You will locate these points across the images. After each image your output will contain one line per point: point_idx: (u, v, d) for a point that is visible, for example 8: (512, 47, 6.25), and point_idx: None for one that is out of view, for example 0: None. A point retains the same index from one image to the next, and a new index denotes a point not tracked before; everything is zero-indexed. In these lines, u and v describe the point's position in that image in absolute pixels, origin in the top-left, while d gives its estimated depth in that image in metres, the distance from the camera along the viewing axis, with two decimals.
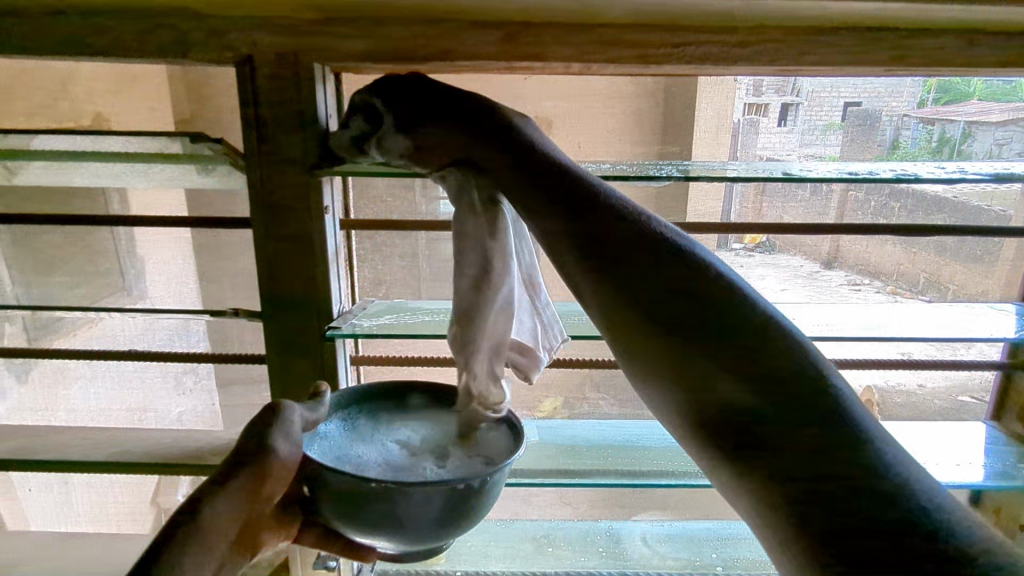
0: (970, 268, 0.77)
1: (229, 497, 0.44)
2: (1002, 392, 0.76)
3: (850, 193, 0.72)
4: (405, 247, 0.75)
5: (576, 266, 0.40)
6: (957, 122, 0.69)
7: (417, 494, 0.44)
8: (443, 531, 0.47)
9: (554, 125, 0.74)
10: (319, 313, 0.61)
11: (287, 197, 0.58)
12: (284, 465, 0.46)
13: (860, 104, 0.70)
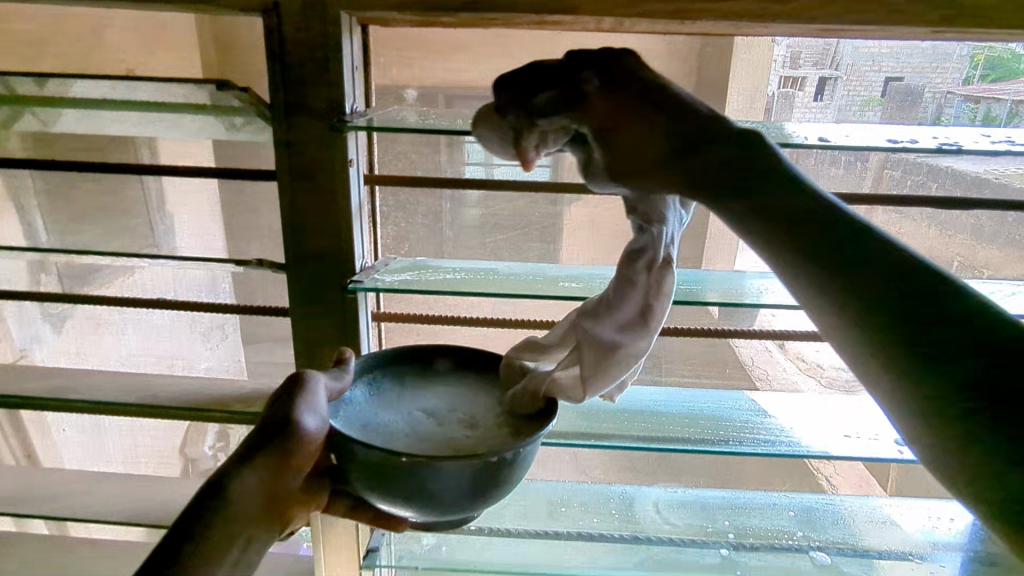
0: (1010, 254, 0.73)
1: (254, 473, 0.48)
2: None
3: (885, 173, 0.69)
4: (428, 206, 0.74)
5: (803, 273, 0.40)
6: (1003, 101, 0.65)
7: (449, 468, 0.46)
8: (475, 502, 0.49)
9: None
10: (342, 269, 0.60)
11: (312, 147, 0.56)
12: (308, 441, 0.49)
13: (902, 79, 0.66)
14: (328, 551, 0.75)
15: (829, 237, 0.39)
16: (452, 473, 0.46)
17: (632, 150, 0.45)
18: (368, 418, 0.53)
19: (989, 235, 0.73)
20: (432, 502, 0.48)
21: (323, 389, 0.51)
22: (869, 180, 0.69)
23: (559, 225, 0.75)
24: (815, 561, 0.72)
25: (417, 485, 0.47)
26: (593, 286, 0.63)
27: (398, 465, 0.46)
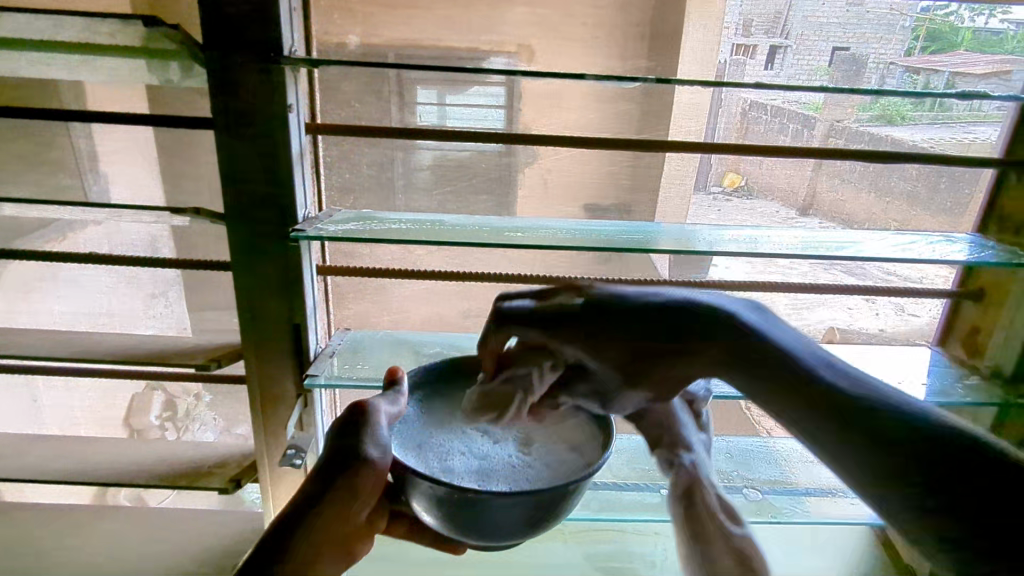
0: (939, 218, 0.76)
1: (321, 512, 0.51)
2: (949, 320, 0.75)
3: (829, 141, 0.71)
4: (374, 155, 0.74)
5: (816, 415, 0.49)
6: (942, 73, 0.66)
7: (509, 504, 0.47)
8: (525, 533, 0.51)
9: (537, 51, 0.71)
10: (283, 218, 0.58)
11: (249, 90, 0.54)
12: (375, 476, 0.52)
13: (848, 49, 0.68)
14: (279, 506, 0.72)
15: (810, 375, 0.50)
16: (508, 508, 0.47)
17: (665, 376, 0.54)
18: (424, 441, 0.58)
19: (926, 201, 0.76)
20: (488, 530, 0.50)
21: (384, 417, 0.54)
22: (817, 142, 0.71)
23: (515, 176, 0.79)
24: (747, 497, 0.75)
25: (475, 517, 0.48)
26: (539, 235, 0.64)
27: (458, 501, 0.47)
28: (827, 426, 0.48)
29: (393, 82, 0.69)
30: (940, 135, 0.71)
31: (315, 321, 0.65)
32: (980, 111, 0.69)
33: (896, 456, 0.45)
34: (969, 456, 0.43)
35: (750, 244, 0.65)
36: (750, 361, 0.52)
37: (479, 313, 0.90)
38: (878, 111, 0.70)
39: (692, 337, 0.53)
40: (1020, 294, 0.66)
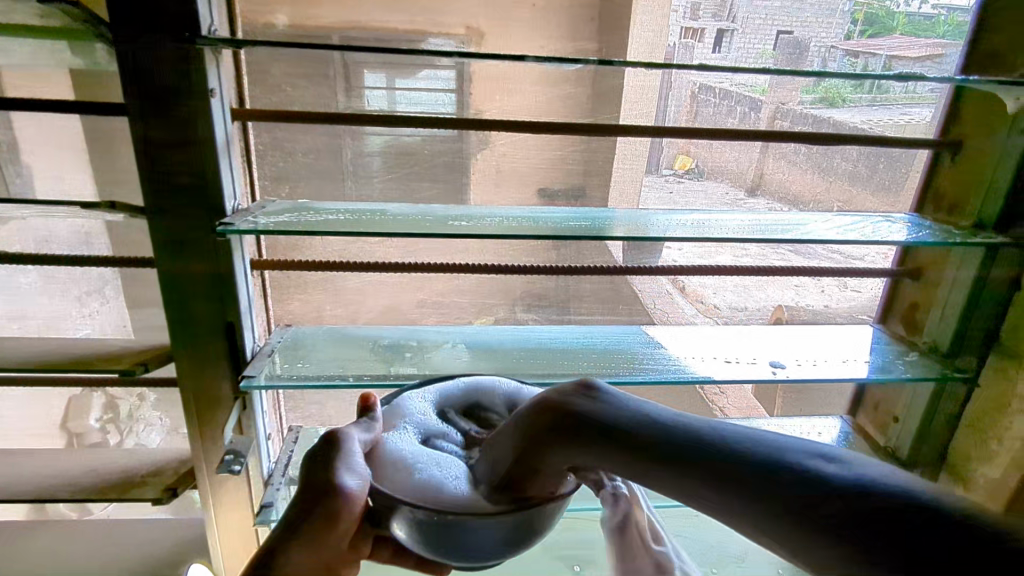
0: (878, 197, 0.77)
1: (303, 543, 0.44)
2: (890, 298, 0.77)
3: (774, 123, 0.72)
4: (309, 142, 0.71)
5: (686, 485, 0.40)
6: (879, 56, 0.67)
7: (486, 524, 0.44)
8: (507, 551, 0.48)
9: (485, 39, 0.69)
10: (209, 210, 0.55)
11: (163, 73, 0.50)
12: (354, 501, 0.45)
13: (792, 32, 0.68)
14: (220, 512, 0.69)
15: (713, 453, 0.40)
16: (487, 528, 0.44)
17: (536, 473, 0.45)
18: None
19: (865, 179, 0.77)
20: (466, 552, 0.46)
21: (357, 445, 0.48)
22: (763, 126, 0.71)
23: (467, 162, 0.77)
24: None
25: (453, 541, 0.45)
26: (481, 224, 0.62)
27: (438, 523, 0.44)
28: (746, 512, 0.37)
29: (337, 64, 0.66)
30: (881, 115, 0.70)
31: (250, 320, 0.62)
32: (915, 94, 0.68)
33: (817, 541, 0.34)
34: (908, 517, 0.32)
35: (698, 229, 0.65)
36: (649, 454, 0.41)
37: (432, 304, 0.88)
38: (821, 93, 0.71)
39: (582, 435, 0.44)
40: (955, 270, 0.67)
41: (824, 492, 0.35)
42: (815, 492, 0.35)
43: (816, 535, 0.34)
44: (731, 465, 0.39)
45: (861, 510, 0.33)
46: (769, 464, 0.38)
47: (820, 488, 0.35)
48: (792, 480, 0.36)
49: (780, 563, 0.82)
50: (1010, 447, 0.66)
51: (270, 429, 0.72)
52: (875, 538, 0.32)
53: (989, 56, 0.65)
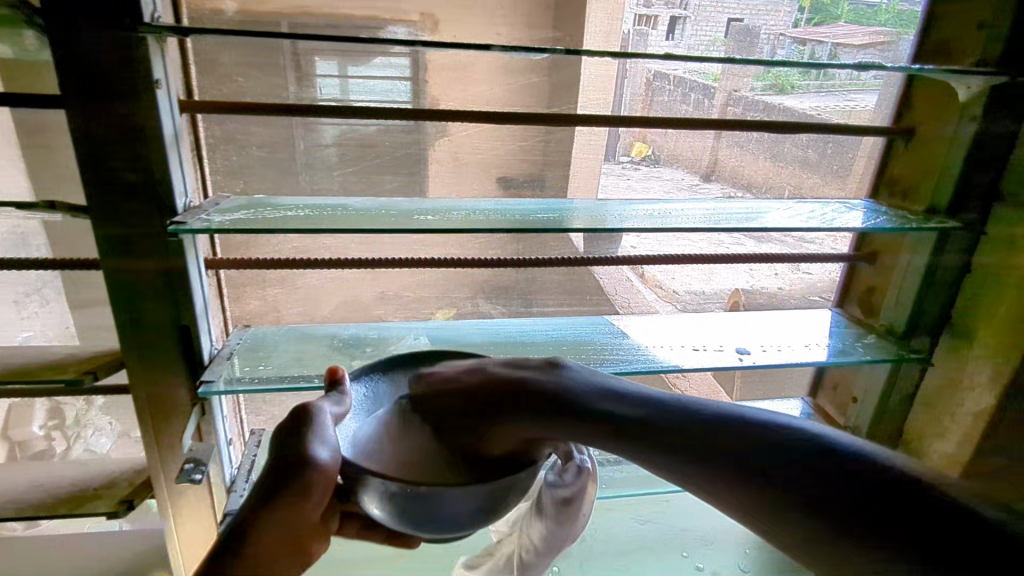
0: (826, 179, 0.79)
1: (271, 516, 0.43)
2: (847, 281, 0.80)
3: (727, 110, 0.72)
4: (265, 135, 0.68)
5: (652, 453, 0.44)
6: (824, 43, 0.67)
7: (463, 492, 0.44)
8: (480, 523, 0.48)
9: (440, 28, 0.67)
10: (159, 209, 0.52)
11: (105, 63, 0.47)
12: (325, 472, 0.44)
13: (742, 20, 0.69)
14: (181, 522, 0.66)
15: (681, 425, 0.44)
16: (463, 498, 0.45)
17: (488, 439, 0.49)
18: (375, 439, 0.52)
19: (815, 165, 0.78)
20: (440, 526, 0.46)
21: (329, 417, 0.47)
22: (716, 113, 0.72)
23: (424, 153, 0.76)
24: None
25: (428, 514, 0.45)
26: (448, 218, 0.61)
27: (411, 498, 0.43)
28: (717, 478, 0.41)
29: (289, 54, 0.64)
30: (826, 102, 0.72)
31: (207, 322, 0.60)
32: (861, 80, 0.70)
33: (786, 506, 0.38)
34: (868, 485, 0.37)
35: (659, 220, 0.65)
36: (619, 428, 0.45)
37: (393, 298, 0.87)
38: (770, 80, 0.71)
39: (544, 406, 0.48)
40: (909, 256, 0.69)
41: (790, 462, 0.39)
42: (783, 463, 0.39)
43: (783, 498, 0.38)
44: (701, 437, 0.42)
45: (825, 480, 0.38)
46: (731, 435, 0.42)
47: (771, 453, 0.40)
48: (759, 451, 0.40)
49: (747, 542, 0.84)
50: (960, 423, 0.69)
51: (231, 434, 0.69)
52: (842, 506, 0.36)
53: (940, 45, 0.66)
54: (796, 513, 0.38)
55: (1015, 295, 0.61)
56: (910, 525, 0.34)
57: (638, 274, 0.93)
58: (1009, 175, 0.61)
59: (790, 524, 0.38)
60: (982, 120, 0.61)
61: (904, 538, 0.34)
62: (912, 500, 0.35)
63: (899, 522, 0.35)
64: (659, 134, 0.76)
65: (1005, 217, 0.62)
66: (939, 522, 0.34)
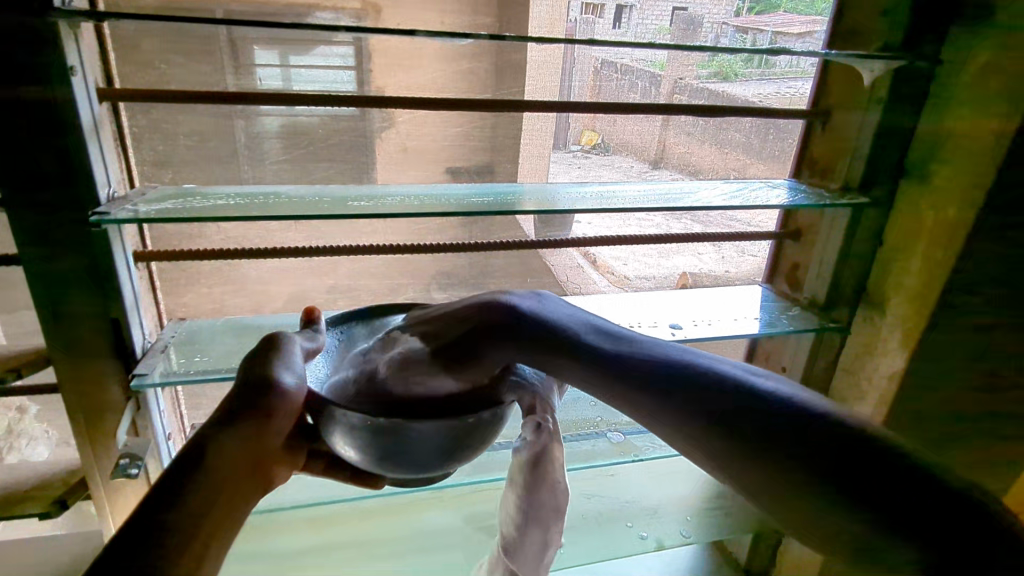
0: (771, 165, 0.82)
1: (238, 434, 0.41)
2: (775, 257, 0.83)
3: (674, 97, 0.74)
4: (191, 123, 0.67)
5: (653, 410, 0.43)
6: (765, 32, 0.71)
7: (431, 430, 0.42)
8: (451, 463, 0.46)
9: (382, 15, 0.67)
10: (80, 200, 0.50)
11: (11, 49, 0.45)
12: (290, 399, 0.43)
13: (686, 9, 0.71)
14: (120, 520, 0.65)
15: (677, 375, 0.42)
16: (431, 437, 0.42)
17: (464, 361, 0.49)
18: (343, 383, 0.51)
19: (757, 150, 0.81)
20: (408, 466, 0.44)
21: (299, 349, 0.47)
22: (663, 100, 0.73)
23: (369, 142, 0.75)
24: (611, 440, 0.79)
25: (395, 451, 0.43)
26: (383, 204, 0.61)
27: (375, 431, 0.42)
28: (708, 429, 0.40)
29: (226, 43, 0.64)
30: (768, 89, 0.76)
31: (138, 315, 0.58)
32: (798, 67, 0.74)
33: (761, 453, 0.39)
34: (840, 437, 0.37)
35: (605, 200, 0.67)
36: (598, 366, 0.45)
37: (339, 290, 0.87)
38: (714, 68, 0.74)
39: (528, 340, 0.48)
40: (828, 234, 0.73)
41: (768, 412, 0.39)
42: (760, 412, 0.39)
43: (756, 448, 0.39)
44: (676, 380, 0.42)
45: (804, 431, 0.38)
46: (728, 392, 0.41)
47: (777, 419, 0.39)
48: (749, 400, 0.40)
49: (688, 513, 0.88)
50: (877, 386, 0.73)
51: (170, 430, 0.68)
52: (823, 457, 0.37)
53: (849, 31, 0.68)
54: (770, 460, 0.38)
55: (921, 264, 0.65)
56: (872, 479, 0.36)
57: (589, 258, 0.91)
58: (914, 150, 0.66)
59: (761, 467, 0.39)
60: (886, 102, 0.64)
61: (870, 492, 0.36)
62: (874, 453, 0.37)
63: (863, 475, 0.36)
64: (604, 120, 0.78)
65: (910, 191, 0.66)
66: (899, 475, 0.36)
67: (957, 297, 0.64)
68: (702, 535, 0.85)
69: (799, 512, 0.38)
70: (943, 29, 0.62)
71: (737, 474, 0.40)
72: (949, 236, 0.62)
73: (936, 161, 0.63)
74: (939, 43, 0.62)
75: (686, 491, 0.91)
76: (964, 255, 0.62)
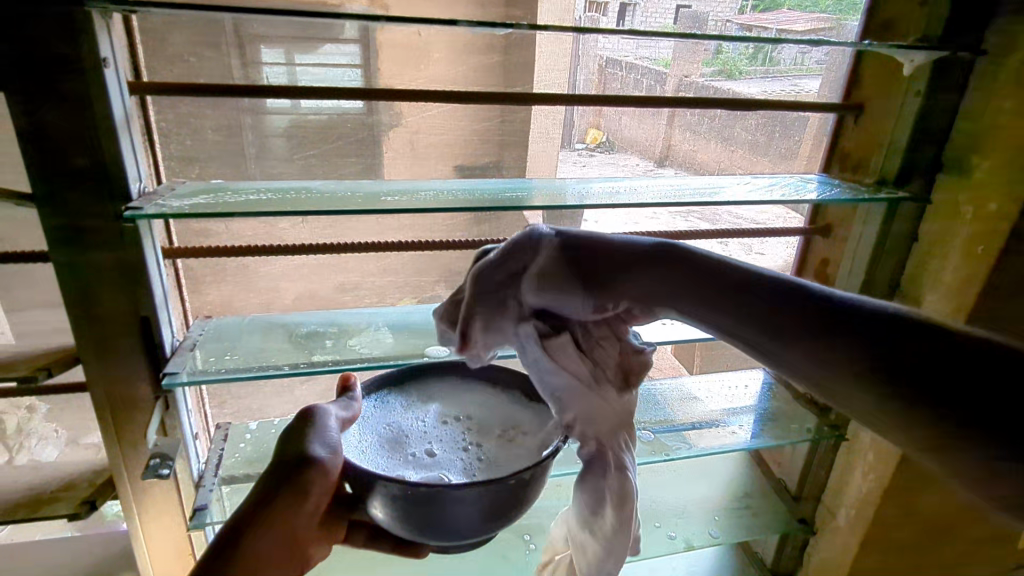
0: (778, 164, 0.82)
1: (276, 507, 0.46)
2: (803, 256, 0.83)
3: (680, 95, 0.72)
4: (219, 118, 0.66)
5: (781, 342, 0.44)
6: (771, 29, 0.70)
7: (470, 494, 0.43)
8: (492, 522, 0.47)
9: (391, 11, 0.66)
10: (114, 194, 0.49)
11: (46, 39, 0.44)
12: (327, 474, 0.47)
13: (690, 6, 0.70)
14: (147, 519, 0.64)
15: (806, 309, 0.43)
16: (471, 500, 0.44)
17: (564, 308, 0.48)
18: (378, 445, 0.52)
19: (765, 147, 0.81)
20: (442, 531, 0.46)
21: (335, 421, 0.50)
22: (668, 96, 0.72)
23: (376, 139, 0.74)
24: (641, 439, 0.77)
25: (435, 515, 0.45)
26: (417, 198, 0.61)
27: (414, 497, 0.44)
28: (842, 363, 0.42)
29: (232, 34, 0.62)
30: (774, 86, 0.75)
31: (167, 312, 0.57)
32: (804, 64, 0.74)
33: (864, 365, 0.41)
34: (940, 343, 0.39)
35: (613, 196, 0.66)
36: (767, 319, 0.44)
37: (356, 288, 0.86)
38: (720, 66, 0.73)
39: (701, 287, 0.46)
40: (861, 227, 0.72)
41: (878, 329, 0.41)
42: (870, 335, 0.41)
43: (863, 363, 0.41)
44: (798, 317, 0.43)
45: (902, 338, 0.40)
46: (861, 326, 0.41)
47: (907, 347, 0.39)
48: (885, 334, 0.40)
49: (708, 511, 0.88)
50: None
51: (196, 429, 0.67)
52: (948, 388, 0.38)
53: (885, 23, 0.68)
54: (906, 404, 0.40)
55: (961, 261, 0.65)
56: (975, 389, 0.37)
57: None
58: (952, 145, 0.65)
59: (895, 406, 0.40)
60: (926, 95, 0.63)
61: (974, 410, 0.37)
62: (967, 351, 0.38)
63: (964, 385, 0.37)
64: (610, 114, 0.77)
65: (950, 188, 0.65)
66: None
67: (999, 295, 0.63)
68: (729, 535, 0.84)
69: (913, 437, 0.40)
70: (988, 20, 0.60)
71: (868, 409, 0.42)
72: (994, 232, 0.62)
73: (976, 157, 0.63)
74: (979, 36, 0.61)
75: (708, 492, 0.91)
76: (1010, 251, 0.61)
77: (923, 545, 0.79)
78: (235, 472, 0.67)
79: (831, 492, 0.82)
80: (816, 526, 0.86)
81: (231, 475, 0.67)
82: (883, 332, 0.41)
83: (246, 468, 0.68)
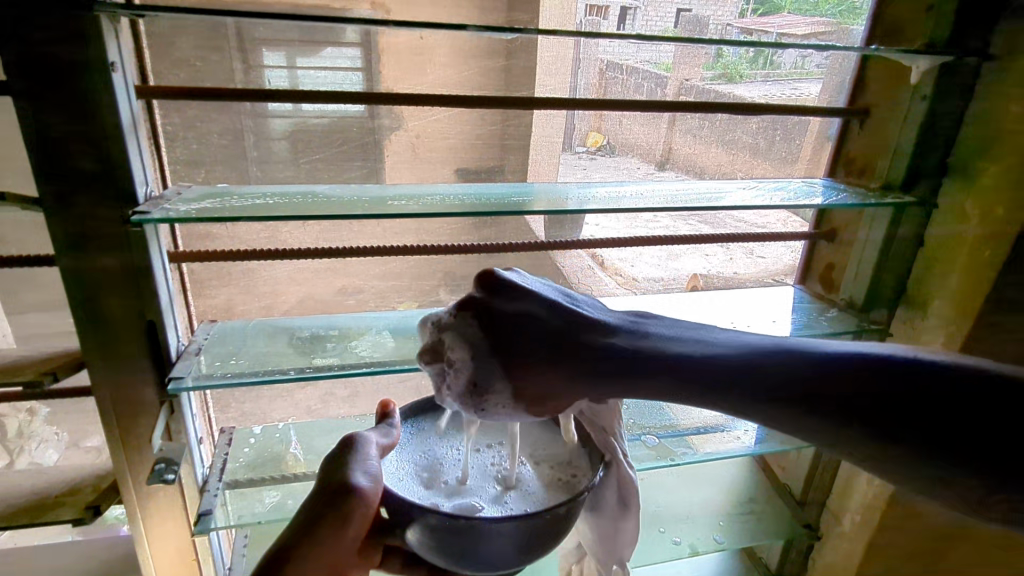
0: (778, 168, 0.81)
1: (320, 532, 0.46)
2: (808, 257, 0.83)
3: (680, 98, 0.72)
4: (223, 122, 0.66)
5: (766, 415, 0.42)
6: (771, 32, 0.70)
7: (505, 526, 0.43)
8: (524, 552, 0.46)
9: (394, 14, 0.65)
10: (119, 199, 0.49)
11: (51, 43, 0.44)
12: (369, 501, 0.47)
13: (690, 10, 0.69)
14: (151, 526, 0.64)
15: (780, 380, 0.41)
16: (505, 530, 0.44)
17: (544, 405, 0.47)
18: (411, 472, 0.53)
19: (766, 152, 0.80)
20: (478, 562, 0.46)
21: (376, 448, 0.50)
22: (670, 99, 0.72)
23: (380, 142, 0.73)
24: (647, 444, 0.77)
25: (468, 544, 0.44)
26: (421, 202, 0.61)
27: (451, 528, 0.44)
28: (832, 428, 0.40)
29: (235, 39, 0.62)
30: (775, 89, 0.74)
31: (172, 316, 0.57)
32: (804, 68, 0.74)
33: (855, 432, 0.39)
34: (934, 386, 0.37)
35: (615, 200, 0.65)
36: (750, 390, 0.42)
37: (357, 291, 0.86)
38: (720, 69, 0.73)
39: (667, 362, 0.44)
40: (867, 231, 0.73)
41: (863, 381, 0.39)
42: (852, 393, 0.39)
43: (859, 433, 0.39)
44: (771, 388, 0.42)
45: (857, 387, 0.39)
46: (839, 384, 0.40)
47: (898, 398, 0.38)
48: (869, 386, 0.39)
49: (710, 516, 0.88)
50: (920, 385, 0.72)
51: (201, 433, 0.67)
52: (955, 436, 0.37)
53: (889, 27, 0.68)
54: (913, 457, 0.38)
55: (966, 265, 0.64)
56: (980, 430, 0.36)
57: (596, 258, 0.89)
58: (960, 150, 0.65)
59: (902, 462, 0.38)
60: (932, 98, 0.63)
61: (980, 452, 0.36)
62: (962, 391, 0.37)
63: (967, 430, 0.36)
64: (609, 116, 0.76)
65: (955, 193, 0.65)
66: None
67: (1003, 300, 0.63)
68: (734, 540, 0.83)
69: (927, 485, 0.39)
70: (993, 25, 0.60)
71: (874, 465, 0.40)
72: (998, 237, 0.61)
73: (980, 162, 0.63)
74: (985, 41, 0.61)
75: (711, 496, 0.91)
76: (1015, 259, 0.61)
77: (929, 549, 0.78)
78: (239, 476, 0.68)
79: (836, 497, 0.82)
80: (821, 531, 0.86)
81: (235, 480, 0.69)
82: (862, 387, 0.39)
83: (249, 472, 0.70)
